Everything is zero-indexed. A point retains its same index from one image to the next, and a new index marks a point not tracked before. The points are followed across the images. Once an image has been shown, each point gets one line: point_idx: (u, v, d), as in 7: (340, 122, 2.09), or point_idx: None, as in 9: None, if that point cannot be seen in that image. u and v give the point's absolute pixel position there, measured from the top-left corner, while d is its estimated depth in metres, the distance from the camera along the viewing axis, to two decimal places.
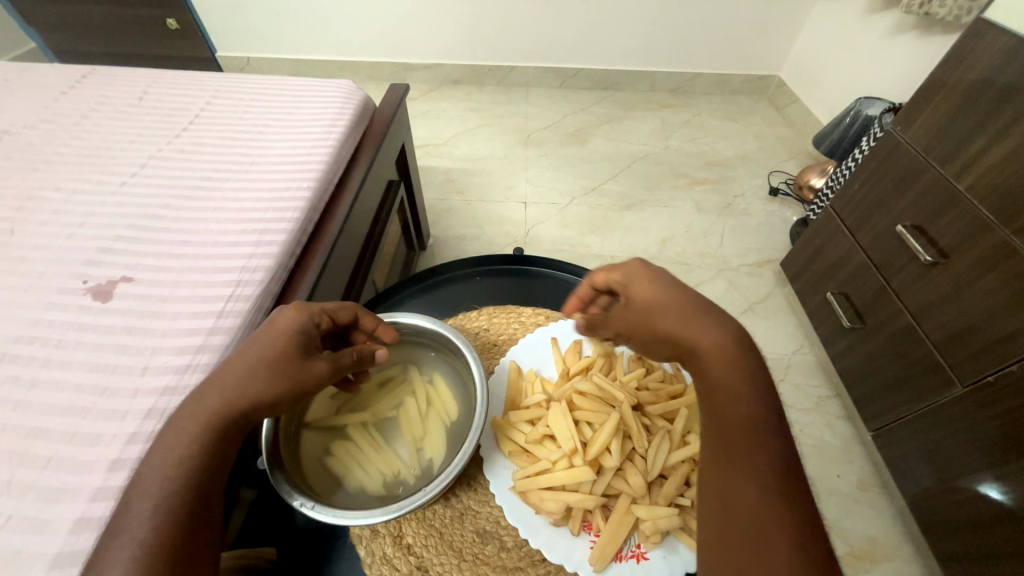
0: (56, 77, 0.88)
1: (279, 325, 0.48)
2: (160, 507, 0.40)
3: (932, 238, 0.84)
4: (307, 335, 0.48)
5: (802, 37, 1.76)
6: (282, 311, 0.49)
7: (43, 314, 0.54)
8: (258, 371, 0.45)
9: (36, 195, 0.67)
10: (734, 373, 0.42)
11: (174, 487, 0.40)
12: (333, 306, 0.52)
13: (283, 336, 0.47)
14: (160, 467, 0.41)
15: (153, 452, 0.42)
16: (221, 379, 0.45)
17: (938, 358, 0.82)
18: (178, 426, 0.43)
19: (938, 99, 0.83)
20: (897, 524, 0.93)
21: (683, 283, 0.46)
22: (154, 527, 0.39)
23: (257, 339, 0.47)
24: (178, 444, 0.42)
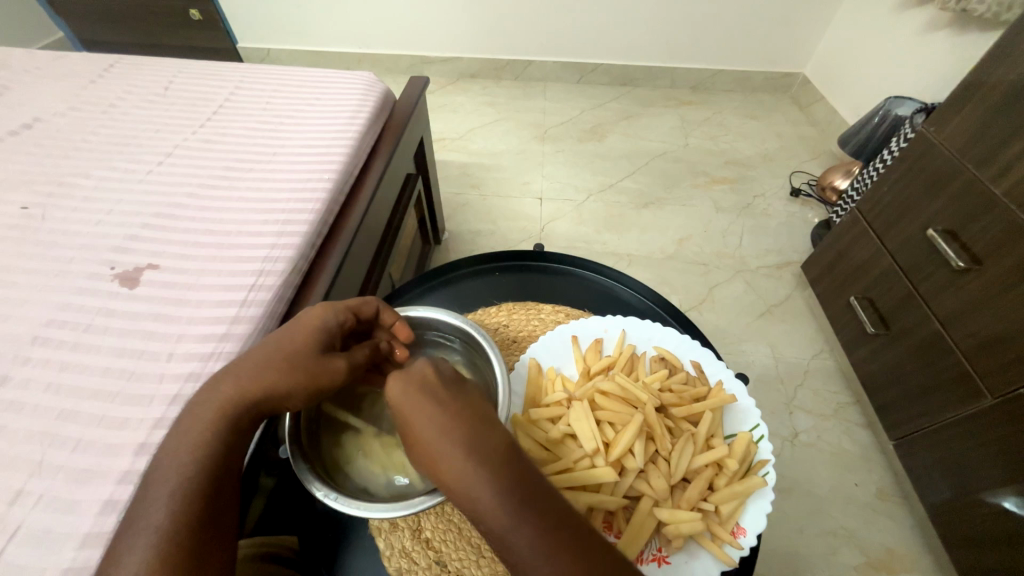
0: (85, 66, 0.90)
1: (303, 321, 0.48)
2: (179, 493, 0.40)
3: (964, 243, 0.81)
4: (330, 333, 0.49)
5: (829, 33, 1.71)
6: (308, 307, 0.49)
7: (72, 299, 0.55)
8: (278, 364, 0.45)
9: (67, 182, 0.68)
10: (494, 493, 0.36)
11: (192, 474, 0.41)
12: (357, 302, 0.51)
13: (307, 331, 0.47)
14: (178, 451, 0.42)
15: (171, 437, 0.43)
16: (240, 367, 0.45)
17: (967, 368, 0.80)
18: (196, 413, 0.43)
19: (976, 100, 0.80)
20: (916, 535, 0.91)
21: (443, 403, 0.39)
22: (172, 512, 0.39)
23: (284, 333, 0.47)
24: (196, 429, 0.42)
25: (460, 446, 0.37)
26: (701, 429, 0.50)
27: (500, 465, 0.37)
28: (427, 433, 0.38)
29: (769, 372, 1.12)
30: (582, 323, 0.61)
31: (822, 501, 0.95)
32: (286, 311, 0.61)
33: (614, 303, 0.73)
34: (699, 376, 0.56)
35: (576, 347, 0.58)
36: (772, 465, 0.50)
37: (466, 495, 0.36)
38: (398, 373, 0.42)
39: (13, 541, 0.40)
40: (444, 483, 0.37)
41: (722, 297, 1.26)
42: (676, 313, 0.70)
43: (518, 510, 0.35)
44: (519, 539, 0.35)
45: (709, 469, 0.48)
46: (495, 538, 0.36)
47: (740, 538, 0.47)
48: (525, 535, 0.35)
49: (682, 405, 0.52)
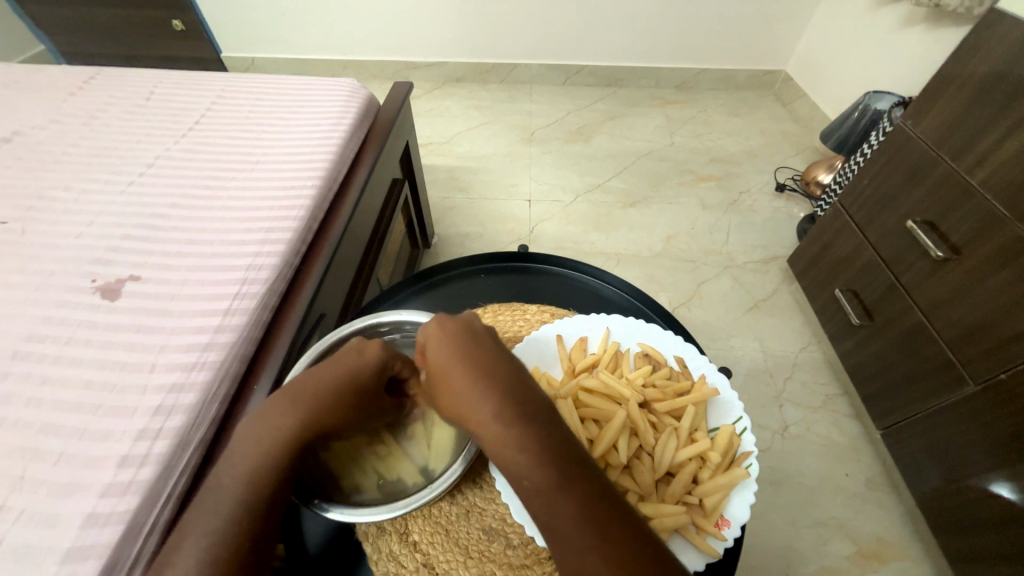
0: (65, 78, 0.89)
1: (365, 366, 0.47)
2: (228, 533, 0.40)
3: (943, 233, 0.83)
4: (385, 376, 0.49)
5: (808, 31, 1.74)
6: (369, 346, 0.49)
7: (52, 313, 0.55)
8: (340, 408, 0.46)
9: (46, 194, 0.67)
10: (514, 420, 0.40)
11: (243, 515, 0.41)
12: (412, 360, 0.52)
13: (367, 375, 0.47)
14: (227, 490, 0.42)
15: (227, 468, 0.43)
16: (296, 405, 0.45)
17: (950, 356, 0.81)
18: (252, 447, 0.43)
19: (949, 93, 0.82)
20: (906, 523, 0.92)
21: (469, 341, 0.44)
22: (220, 553, 0.40)
23: (344, 372, 0.46)
24: (249, 470, 0.42)
25: (490, 380, 0.41)
26: (685, 423, 0.50)
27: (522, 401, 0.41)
28: (457, 369, 0.42)
29: (758, 366, 1.13)
30: (567, 321, 0.61)
31: (813, 492, 0.95)
32: (271, 318, 0.61)
33: (599, 302, 0.74)
34: (683, 370, 0.57)
35: (560, 345, 0.58)
36: (755, 456, 0.51)
37: (489, 427, 0.40)
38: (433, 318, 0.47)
39: None
40: (460, 413, 0.42)
41: (711, 293, 1.27)
42: (661, 309, 0.71)
43: (537, 439, 0.39)
44: (533, 465, 0.38)
45: (693, 462, 0.49)
46: (509, 466, 0.39)
47: (725, 530, 0.47)
48: (539, 464, 0.38)
49: (665, 400, 0.53)
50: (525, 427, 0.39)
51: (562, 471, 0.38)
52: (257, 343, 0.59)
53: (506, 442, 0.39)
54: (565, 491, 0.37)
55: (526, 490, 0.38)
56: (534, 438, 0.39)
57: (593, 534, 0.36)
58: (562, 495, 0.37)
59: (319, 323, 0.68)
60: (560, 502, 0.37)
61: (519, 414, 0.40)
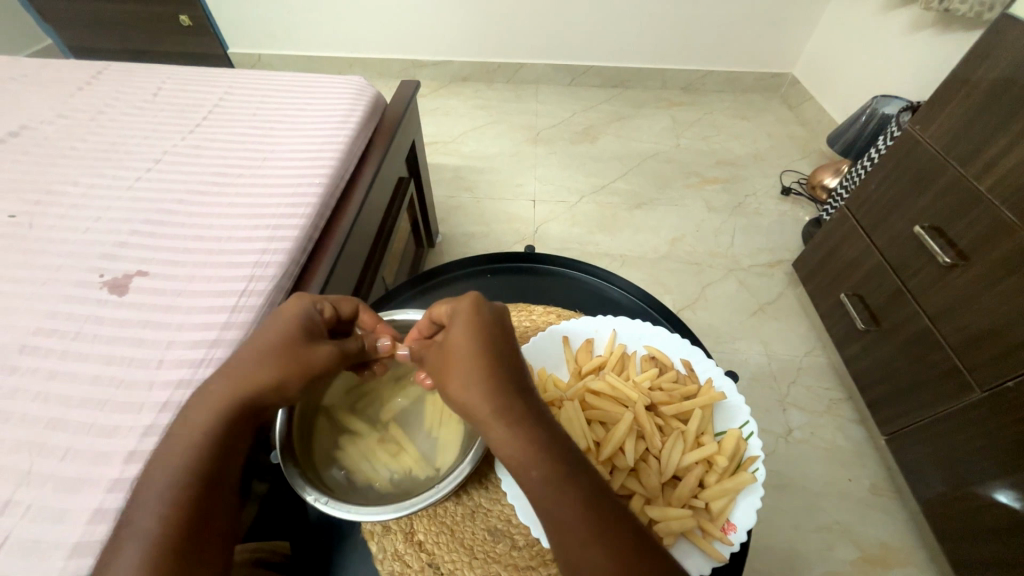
0: (74, 73, 0.89)
1: (283, 315, 0.48)
2: (168, 494, 0.40)
3: (951, 238, 0.82)
4: (312, 323, 0.48)
5: (816, 34, 1.73)
6: (287, 299, 0.50)
7: (60, 307, 0.55)
8: (263, 356, 0.45)
9: (55, 189, 0.68)
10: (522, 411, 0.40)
11: (180, 476, 0.40)
12: (336, 297, 0.51)
13: (287, 322, 0.47)
14: (168, 454, 0.42)
15: (167, 439, 0.42)
16: (227, 364, 0.45)
17: (955, 363, 0.81)
18: (189, 413, 0.43)
19: (958, 98, 0.82)
20: (909, 529, 0.92)
21: (490, 334, 0.43)
22: (161, 514, 0.39)
23: (263, 328, 0.47)
24: (186, 433, 0.42)
25: (500, 369, 0.41)
26: (692, 426, 0.50)
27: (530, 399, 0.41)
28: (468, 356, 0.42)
29: (762, 369, 1.13)
30: (574, 323, 0.61)
31: (817, 497, 0.95)
32: None
33: (605, 303, 0.74)
34: (689, 374, 0.57)
35: (567, 347, 0.58)
36: (762, 460, 0.50)
37: (495, 417, 0.39)
38: (446, 303, 0.47)
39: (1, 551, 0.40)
40: (468, 405, 0.41)
41: (715, 296, 1.27)
42: (667, 312, 0.71)
43: (542, 436, 0.39)
44: (538, 457, 0.38)
45: (699, 466, 0.49)
46: (512, 458, 0.39)
47: (731, 535, 0.47)
48: (543, 456, 0.38)
49: (672, 403, 0.53)
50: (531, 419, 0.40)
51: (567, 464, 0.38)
52: None
53: (512, 433, 0.39)
54: (568, 487, 0.37)
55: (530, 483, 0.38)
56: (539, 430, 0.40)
57: (596, 527, 0.36)
58: (566, 490, 0.37)
59: None
60: (563, 498, 0.37)
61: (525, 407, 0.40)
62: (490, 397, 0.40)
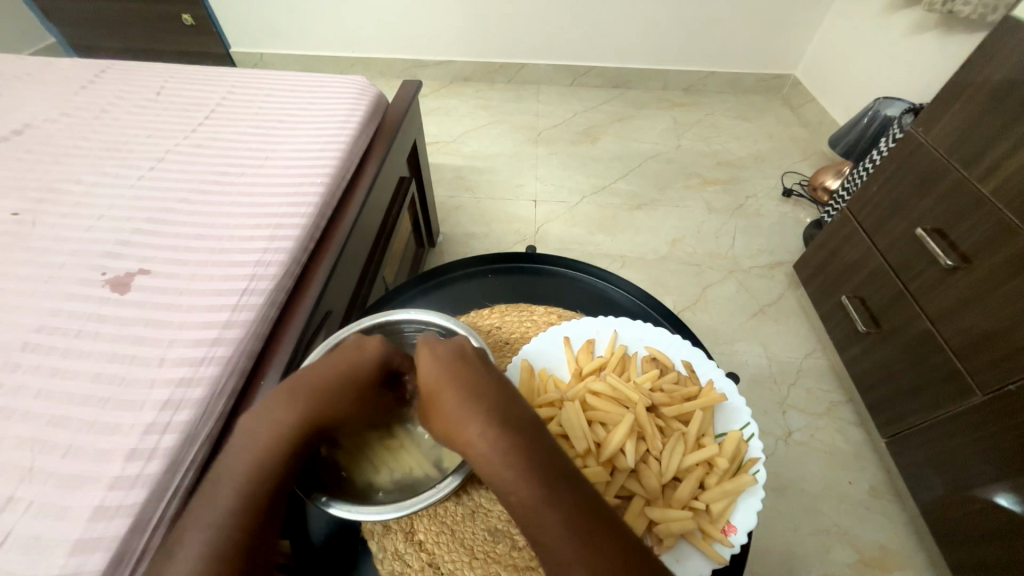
0: (77, 71, 0.90)
1: (372, 358, 0.48)
2: (232, 516, 0.40)
3: (953, 241, 0.82)
4: (393, 371, 0.49)
5: (818, 35, 1.73)
6: (378, 340, 0.49)
7: (62, 306, 0.55)
8: (346, 397, 0.46)
9: (57, 187, 0.68)
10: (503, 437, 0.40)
11: (250, 495, 0.41)
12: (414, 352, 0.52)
13: (375, 370, 0.48)
14: (239, 468, 0.42)
15: (233, 457, 0.42)
16: (305, 392, 0.45)
17: (957, 365, 0.81)
18: (261, 434, 0.43)
19: (962, 101, 0.82)
20: (909, 532, 0.92)
21: (461, 361, 0.44)
22: (223, 535, 0.39)
23: (351, 364, 0.47)
24: (257, 454, 0.42)
25: (478, 397, 0.41)
26: (693, 428, 0.50)
27: (511, 418, 0.41)
28: (444, 385, 0.42)
29: (763, 371, 1.13)
30: (575, 323, 0.61)
31: (816, 499, 0.95)
32: (278, 315, 0.61)
33: (606, 304, 0.74)
34: (690, 375, 0.57)
35: (568, 348, 0.58)
36: (762, 462, 0.50)
37: (476, 442, 0.40)
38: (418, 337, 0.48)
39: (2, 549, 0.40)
40: (449, 432, 0.41)
41: (716, 297, 1.27)
42: (669, 313, 0.71)
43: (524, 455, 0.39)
44: (521, 481, 0.38)
45: (700, 468, 0.49)
46: (498, 484, 0.39)
47: (731, 536, 0.47)
48: (526, 479, 0.38)
49: (673, 404, 0.52)
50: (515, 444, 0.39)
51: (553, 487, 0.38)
52: (264, 339, 0.59)
53: (494, 460, 0.39)
54: (552, 506, 0.37)
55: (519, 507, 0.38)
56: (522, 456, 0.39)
57: (583, 549, 0.36)
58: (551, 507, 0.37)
59: (326, 320, 0.68)
60: (548, 516, 0.37)
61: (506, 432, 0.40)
62: (466, 423, 0.40)
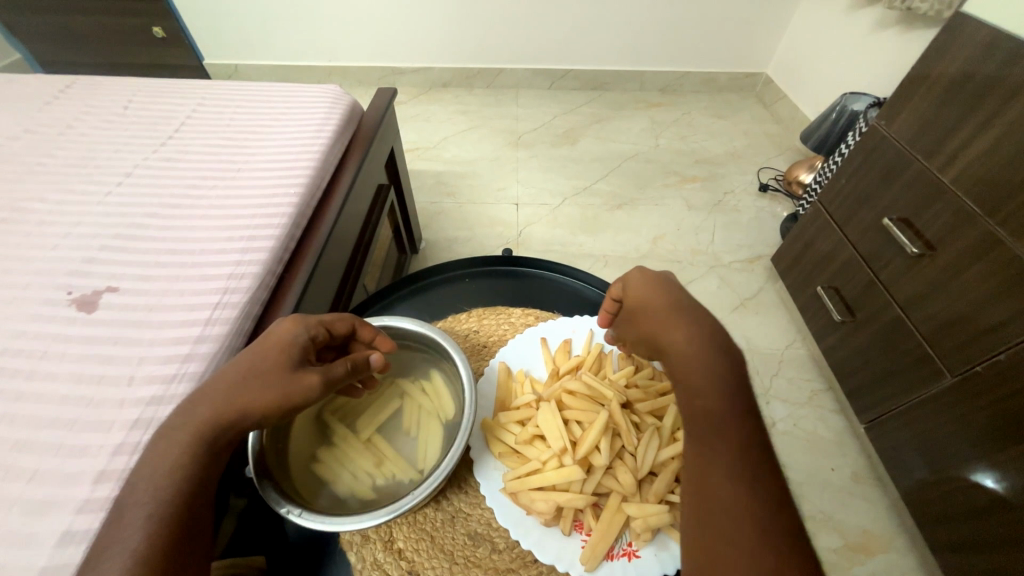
0: (41, 87, 0.88)
1: (274, 336, 0.47)
2: (152, 517, 0.39)
3: (918, 229, 0.85)
4: (304, 345, 0.47)
5: (787, 34, 1.78)
6: (279, 322, 0.48)
7: (27, 327, 0.54)
8: (249, 383, 0.44)
9: (21, 206, 0.66)
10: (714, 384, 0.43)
11: (164, 498, 0.40)
12: (330, 318, 0.51)
13: (279, 346, 0.46)
14: (149, 476, 0.41)
15: (145, 462, 0.41)
16: (208, 391, 0.44)
17: (927, 350, 0.83)
18: (170, 436, 0.42)
19: (920, 94, 0.84)
20: (891, 515, 0.94)
21: (676, 291, 0.48)
22: (145, 537, 0.38)
23: (253, 349, 0.46)
24: (169, 454, 0.41)
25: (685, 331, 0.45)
26: (666, 422, 0.51)
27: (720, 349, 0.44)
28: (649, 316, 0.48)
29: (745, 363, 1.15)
30: (550, 324, 0.63)
31: (800, 487, 0.97)
32: (254, 328, 0.61)
33: (583, 303, 0.74)
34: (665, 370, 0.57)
35: (545, 348, 0.59)
36: None
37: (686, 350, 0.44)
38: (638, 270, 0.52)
39: None
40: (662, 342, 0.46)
41: (697, 293, 1.29)
42: None
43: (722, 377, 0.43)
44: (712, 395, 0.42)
45: (676, 461, 0.49)
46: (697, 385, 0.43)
47: None
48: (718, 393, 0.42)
49: (647, 400, 0.53)
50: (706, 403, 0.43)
51: (716, 421, 0.42)
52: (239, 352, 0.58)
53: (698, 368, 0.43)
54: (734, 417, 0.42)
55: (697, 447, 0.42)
56: (727, 408, 0.42)
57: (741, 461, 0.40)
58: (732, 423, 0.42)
59: None
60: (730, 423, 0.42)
61: (726, 385, 0.43)
62: (678, 336, 0.45)
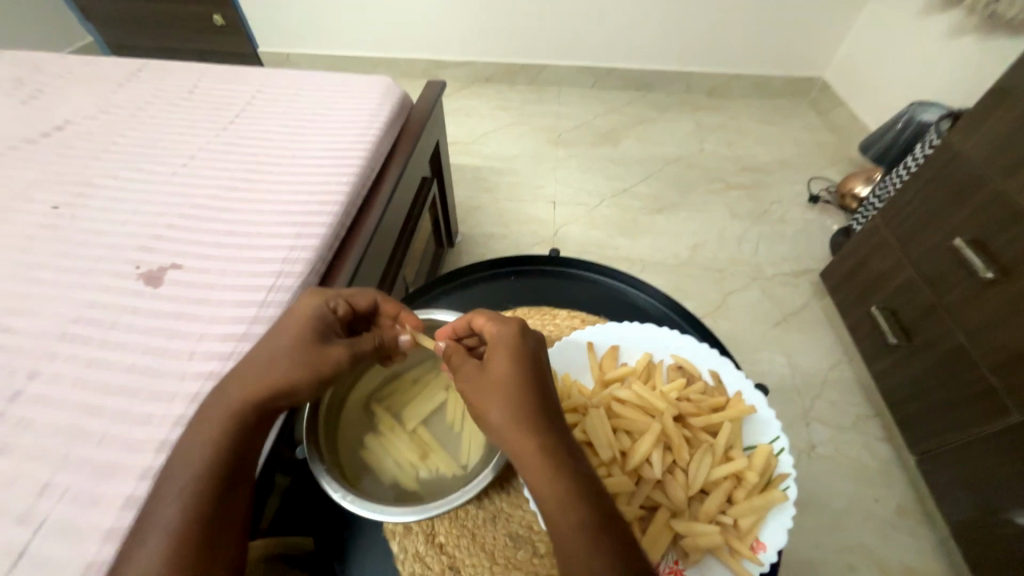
0: (115, 70, 0.92)
1: (296, 313, 0.48)
2: (189, 490, 0.41)
3: (992, 253, 0.79)
4: (325, 320, 0.48)
5: (849, 38, 1.68)
6: (303, 298, 0.50)
7: (98, 297, 0.57)
8: (273, 359, 0.45)
9: (96, 182, 0.70)
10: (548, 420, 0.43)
11: (201, 472, 0.41)
12: (351, 292, 0.51)
13: (302, 322, 0.47)
14: (189, 451, 0.43)
15: (187, 437, 0.43)
16: (239, 369, 0.46)
17: (993, 383, 0.77)
18: (207, 413, 0.44)
19: (1003, 107, 0.78)
20: (938, 554, 0.88)
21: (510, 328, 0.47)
22: (182, 510, 0.40)
23: (280, 325, 0.48)
24: (204, 431, 0.43)
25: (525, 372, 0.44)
26: (721, 440, 0.49)
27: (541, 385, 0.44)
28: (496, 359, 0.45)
29: (785, 381, 1.10)
30: (597, 328, 0.60)
31: (839, 515, 0.92)
32: None
33: (628, 309, 0.73)
34: (717, 386, 0.55)
35: (592, 354, 0.57)
36: (793, 478, 0.49)
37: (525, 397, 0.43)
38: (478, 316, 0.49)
39: (39, 532, 0.42)
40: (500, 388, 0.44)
41: (737, 305, 1.24)
42: (693, 320, 0.69)
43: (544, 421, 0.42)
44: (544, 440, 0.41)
45: (728, 481, 0.47)
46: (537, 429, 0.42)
47: (760, 553, 0.46)
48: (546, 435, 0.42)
49: (701, 415, 0.51)
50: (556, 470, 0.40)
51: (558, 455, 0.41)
52: None
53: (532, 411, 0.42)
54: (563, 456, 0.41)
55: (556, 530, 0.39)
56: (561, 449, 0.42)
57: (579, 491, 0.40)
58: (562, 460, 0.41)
59: None
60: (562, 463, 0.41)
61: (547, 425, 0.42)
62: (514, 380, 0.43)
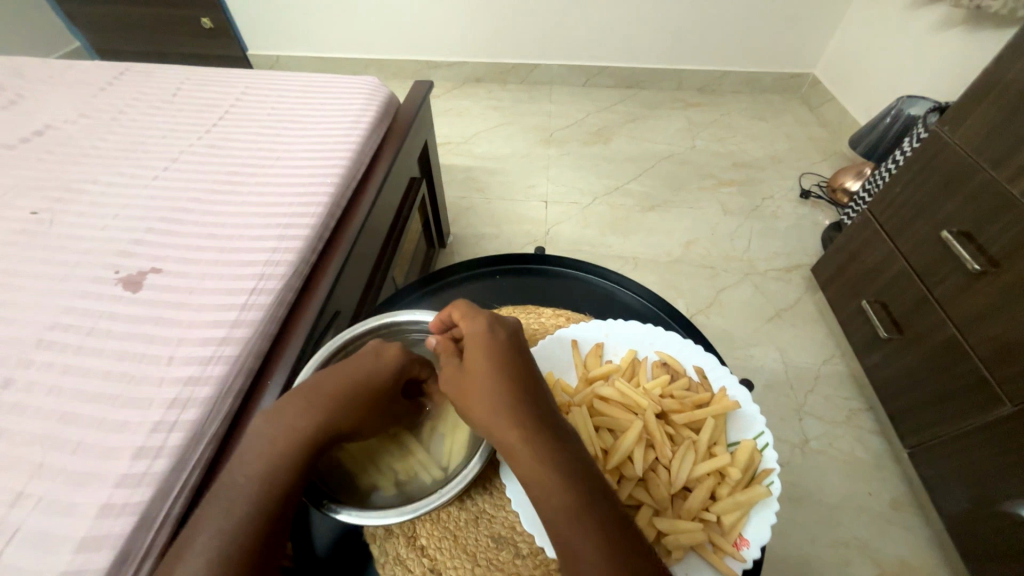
0: (98, 74, 0.92)
1: (384, 359, 0.50)
2: (247, 515, 0.41)
3: (981, 244, 0.79)
4: (405, 372, 0.51)
5: (838, 33, 1.69)
6: (389, 345, 0.51)
7: (76, 304, 0.56)
8: (355, 405, 0.47)
9: (77, 187, 0.69)
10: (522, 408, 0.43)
11: (263, 498, 0.42)
12: (429, 354, 0.54)
13: (387, 371, 0.49)
14: (247, 473, 0.43)
15: (245, 457, 0.44)
16: (316, 398, 0.46)
17: (985, 375, 0.77)
18: (273, 436, 0.45)
19: (991, 98, 0.78)
20: (932, 546, 0.88)
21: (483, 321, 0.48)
22: (236, 534, 0.40)
23: (365, 365, 0.49)
24: (271, 455, 0.44)
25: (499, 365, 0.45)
26: (704, 436, 0.49)
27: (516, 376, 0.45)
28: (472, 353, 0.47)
29: (777, 377, 1.10)
30: (583, 326, 0.60)
31: (833, 509, 0.92)
32: (287, 315, 0.62)
33: (616, 307, 0.72)
34: (702, 381, 0.55)
35: (576, 352, 0.57)
36: (777, 473, 0.49)
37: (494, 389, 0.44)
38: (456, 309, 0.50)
39: (11, 543, 0.41)
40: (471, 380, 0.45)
41: (729, 301, 1.24)
42: (681, 316, 0.69)
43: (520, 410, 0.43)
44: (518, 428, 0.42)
45: (711, 477, 0.47)
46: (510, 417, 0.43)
47: (744, 550, 0.45)
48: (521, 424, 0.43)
49: (684, 412, 0.51)
50: (539, 461, 0.41)
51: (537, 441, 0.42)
52: (272, 338, 0.59)
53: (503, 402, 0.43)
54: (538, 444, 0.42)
55: (548, 519, 0.40)
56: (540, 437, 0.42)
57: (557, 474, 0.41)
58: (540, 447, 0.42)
59: (334, 320, 0.68)
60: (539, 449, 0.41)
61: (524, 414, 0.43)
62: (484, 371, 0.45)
